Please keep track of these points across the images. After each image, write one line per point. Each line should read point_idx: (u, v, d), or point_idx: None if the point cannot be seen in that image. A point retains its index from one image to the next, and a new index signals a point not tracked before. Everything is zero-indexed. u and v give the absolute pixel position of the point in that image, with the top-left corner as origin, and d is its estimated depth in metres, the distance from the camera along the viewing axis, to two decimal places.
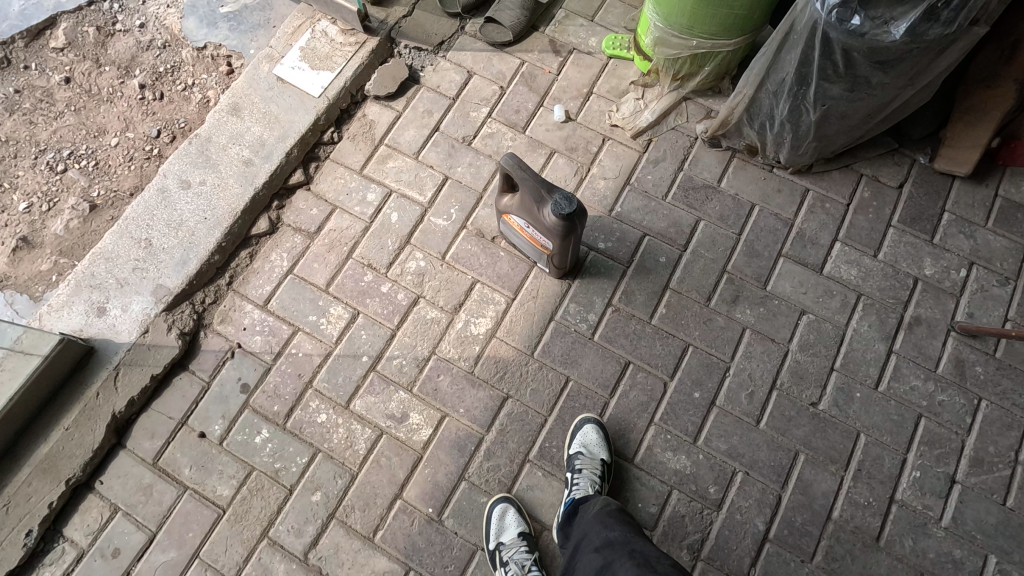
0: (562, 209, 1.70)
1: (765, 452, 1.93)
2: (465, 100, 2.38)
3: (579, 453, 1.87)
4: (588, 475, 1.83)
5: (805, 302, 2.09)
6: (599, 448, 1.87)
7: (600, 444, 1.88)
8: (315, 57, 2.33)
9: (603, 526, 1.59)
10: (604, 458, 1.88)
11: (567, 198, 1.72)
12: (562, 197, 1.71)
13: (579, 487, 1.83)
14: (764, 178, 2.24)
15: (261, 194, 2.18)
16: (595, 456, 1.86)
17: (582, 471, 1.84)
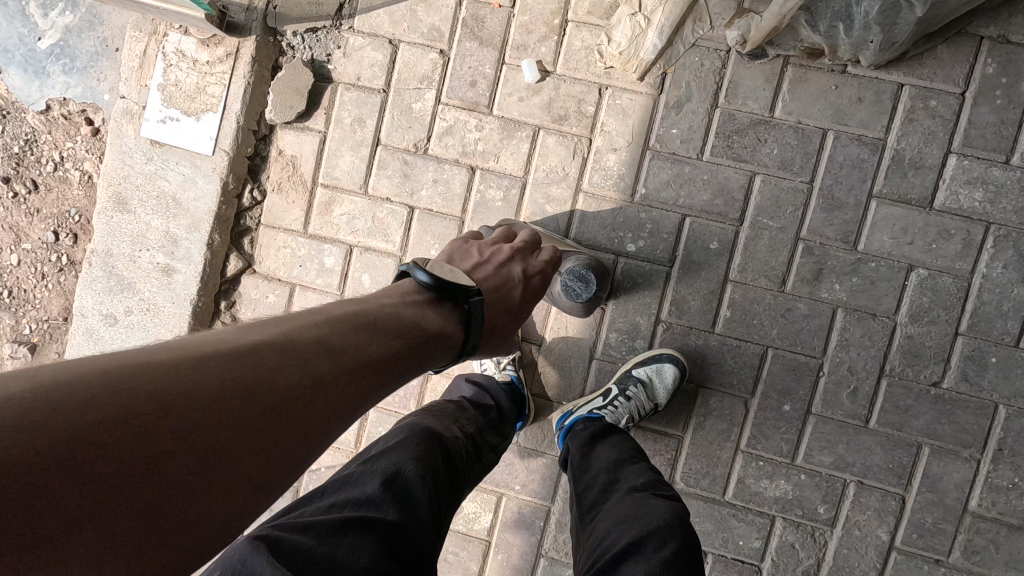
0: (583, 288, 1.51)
1: (880, 455, 1.62)
2: (400, 88, 1.72)
3: (641, 383, 1.59)
4: (632, 408, 1.60)
5: (913, 255, 1.58)
6: (664, 394, 1.60)
7: (669, 390, 1.60)
8: (184, 95, 1.68)
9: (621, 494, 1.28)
10: (660, 402, 1.62)
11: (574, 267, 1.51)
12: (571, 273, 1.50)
13: (615, 410, 1.60)
14: (837, 86, 1.58)
15: (201, 303, 1.75)
16: (653, 396, 1.60)
17: (630, 400, 1.59)
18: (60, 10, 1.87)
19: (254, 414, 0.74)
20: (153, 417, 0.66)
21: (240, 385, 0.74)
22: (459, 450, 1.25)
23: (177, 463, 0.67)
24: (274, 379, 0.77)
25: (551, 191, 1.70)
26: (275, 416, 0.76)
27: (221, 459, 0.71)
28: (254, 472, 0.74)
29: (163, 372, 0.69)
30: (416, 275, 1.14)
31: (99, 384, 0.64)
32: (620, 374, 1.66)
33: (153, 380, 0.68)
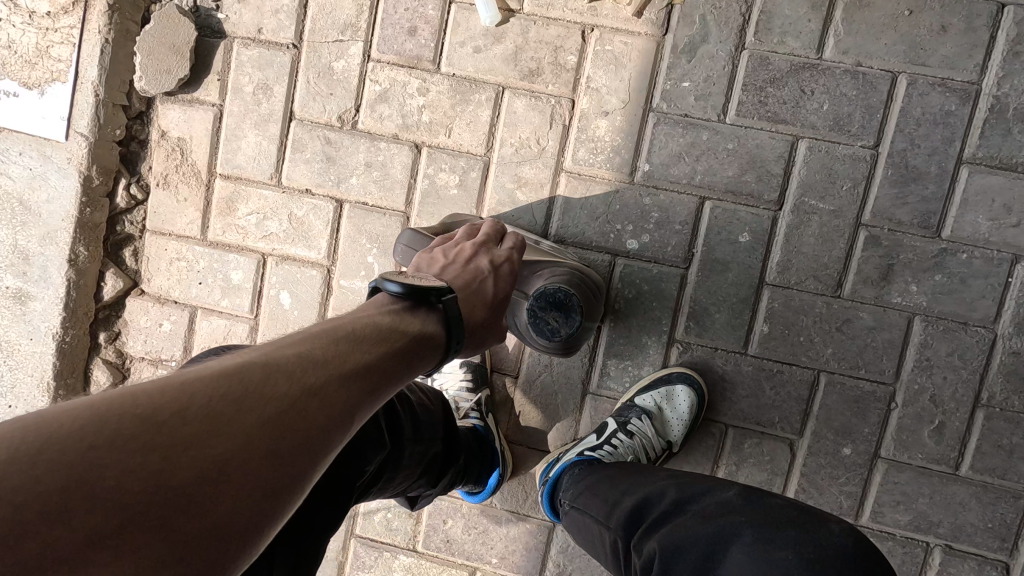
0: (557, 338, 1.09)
1: (976, 511, 1.20)
2: (316, 42, 1.29)
3: (649, 414, 1.22)
4: (637, 447, 1.21)
5: (1019, 242, 1.15)
6: (677, 429, 1.23)
7: (684, 425, 1.23)
8: (25, 64, 1.25)
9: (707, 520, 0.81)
10: (671, 441, 1.24)
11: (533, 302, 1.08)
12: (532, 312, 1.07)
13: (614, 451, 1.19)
14: (909, 12, 1.14)
15: (69, 337, 1.33)
16: (664, 432, 1.23)
17: (634, 437, 1.21)
18: None
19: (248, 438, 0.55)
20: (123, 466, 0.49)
21: (230, 405, 0.56)
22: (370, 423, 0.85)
23: (161, 511, 0.50)
24: (271, 394, 0.59)
25: (522, 172, 1.27)
26: (279, 437, 0.57)
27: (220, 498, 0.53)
28: (271, 493, 0.56)
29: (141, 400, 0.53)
30: (387, 285, 0.82)
31: (82, 427, 0.50)
32: (618, 402, 1.28)
33: (124, 417, 0.51)
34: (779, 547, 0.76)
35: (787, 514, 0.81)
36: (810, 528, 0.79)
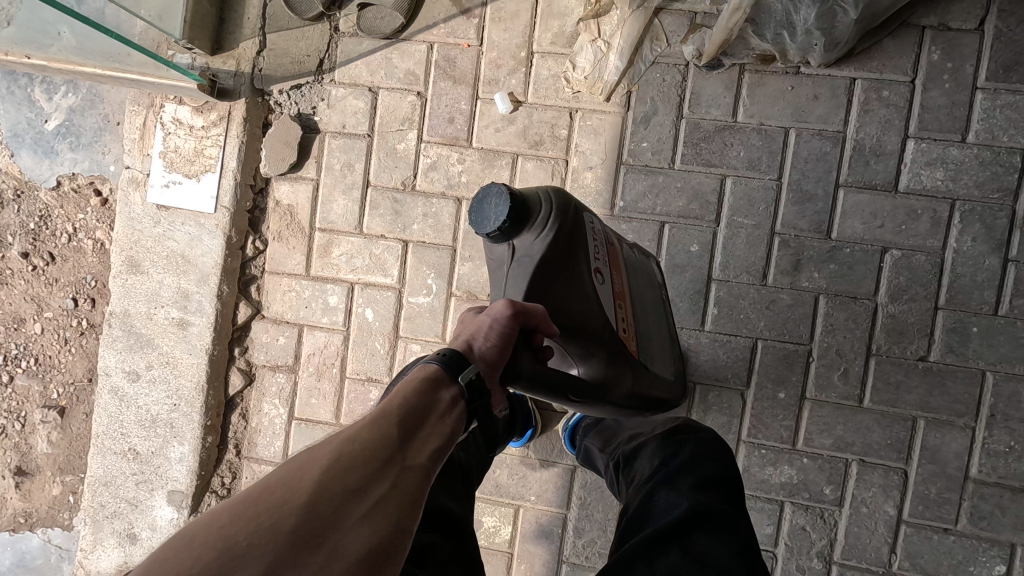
0: (498, 190, 1.04)
1: (879, 433, 1.67)
2: (384, 131, 1.83)
3: None
4: None
5: (885, 237, 1.65)
6: None
7: None
8: (184, 159, 1.80)
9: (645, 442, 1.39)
10: None
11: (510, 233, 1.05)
12: (504, 225, 1.03)
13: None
14: (793, 86, 1.67)
15: (215, 352, 1.84)
16: None
17: None
18: (62, 92, 2.00)
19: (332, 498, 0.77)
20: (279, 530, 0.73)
21: (296, 483, 0.78)
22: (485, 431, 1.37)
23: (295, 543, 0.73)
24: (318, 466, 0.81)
25: None
26: (348, 483, 0.79)
27: (335, 538, 0.75)
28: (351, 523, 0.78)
29: (236, 508, 0.75)
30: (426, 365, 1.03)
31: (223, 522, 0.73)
32: None
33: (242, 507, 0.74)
34: (678, 437, 1.35)
35: (690, 425, 1.39)
36: (695, 429, 1.36)
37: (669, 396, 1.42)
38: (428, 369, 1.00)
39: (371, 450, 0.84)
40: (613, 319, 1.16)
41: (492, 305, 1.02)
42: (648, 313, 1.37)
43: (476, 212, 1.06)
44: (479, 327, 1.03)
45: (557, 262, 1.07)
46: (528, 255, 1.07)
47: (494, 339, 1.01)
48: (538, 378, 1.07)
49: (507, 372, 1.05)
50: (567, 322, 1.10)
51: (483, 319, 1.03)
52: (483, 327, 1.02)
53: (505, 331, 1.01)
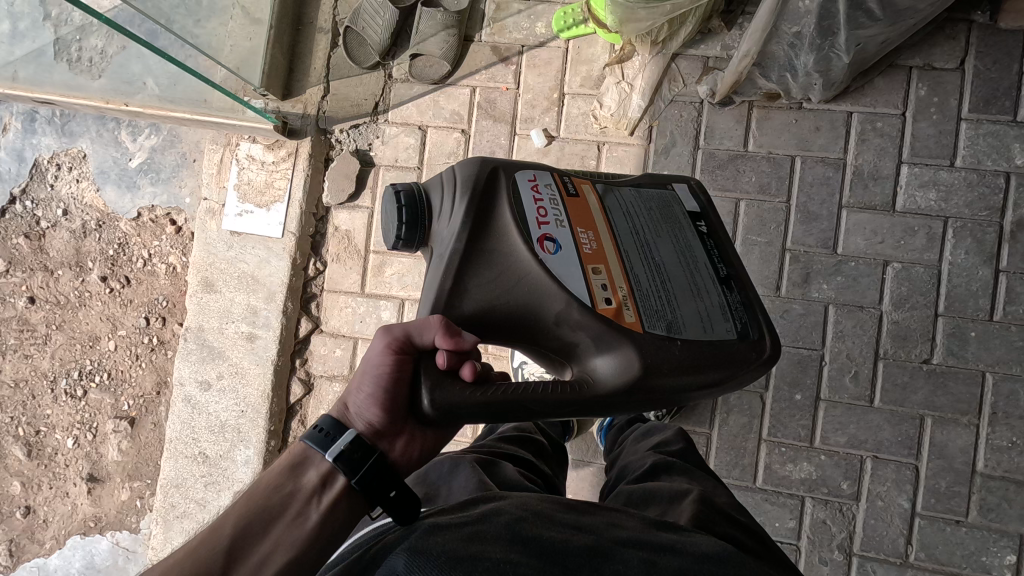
0: (389, 197, 1.12)
1: (889, 431, 1.82)
2: (432, 164, 2.05)
3: None
4: None
5: (886, 252, 1.83)
6: None
7: None
8: (256, 191, 2.04)
9: (628, 439, 1.61)
10: None
11: (411, 227, 1.10)
12: (403, 231, 1.10)
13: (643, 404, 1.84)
14: (797, 120, 1.89)
15: (279, 363, 2.03)
16: None
17: None
18: (145, 134, 2.26)
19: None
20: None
21: None
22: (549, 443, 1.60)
23: None
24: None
25: None
26: None
27: None
28: None
29: None
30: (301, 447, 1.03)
31: None
32: None
33: None
34: (652, 431, 1.55)
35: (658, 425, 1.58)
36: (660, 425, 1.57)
37: (731, 365, 1.04)
38: (300, 448, 1.00)
39: (197, 572, 0.89)
40: (586, 293, 1.02)
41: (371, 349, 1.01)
42: (669, 255, 1.12)
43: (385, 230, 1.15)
44: (356, 379, 1.02)
45: (477, 250, 1.05)
46: (438, 247, 1.06)
47: (368, 391, 0.99)
48: (461, 404, 0.96)
49: (413, 407, 1.00)
50: (512, 305, 1.04)
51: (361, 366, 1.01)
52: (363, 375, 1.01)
53: (384, 366, 0.98)
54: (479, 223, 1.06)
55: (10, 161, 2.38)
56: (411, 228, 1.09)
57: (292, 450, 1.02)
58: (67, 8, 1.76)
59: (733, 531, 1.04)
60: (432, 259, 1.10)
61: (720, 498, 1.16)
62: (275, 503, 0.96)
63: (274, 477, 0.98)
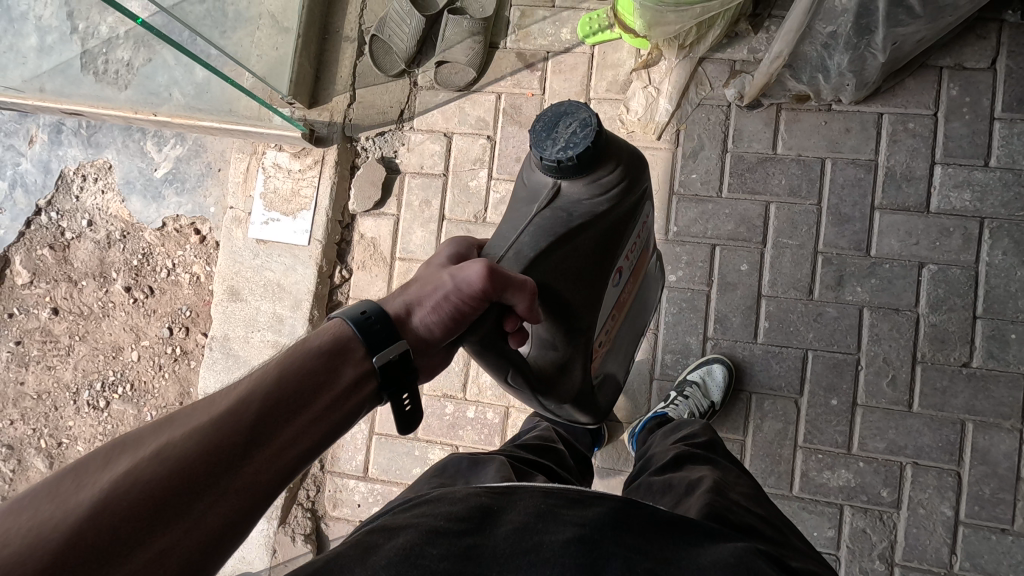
0: (583, 122, 1.07)
1: (929, 436, 1.77)
2: (458, 170, 2.05)
3: (695, 382, 1.80)
4: (692, 402, 1.74)
5: (921, 253, 1.81)
6: (715, 391, 1.80)
7: (720, 388, 1.80)
8: (282, 199, 2.04)
9: (648, 439, 1.62)
10: (716, 401, 1.79)
11: (563, 174, 1.08)
12: (564, 159, 1.05)
13: (677, 408, 1.75)
14: (826, 121, 1.88)
15: None
16: (708, 394, 1.78)
17: (688, 396, 1.76)
18: (171, 144, 2.27)
19: (123, 514, 0.63)
20: (48, 553, 0.59)
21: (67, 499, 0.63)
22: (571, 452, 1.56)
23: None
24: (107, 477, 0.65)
25: None
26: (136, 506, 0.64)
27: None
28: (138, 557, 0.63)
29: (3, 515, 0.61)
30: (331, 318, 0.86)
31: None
32: (678, 381, 1.86)
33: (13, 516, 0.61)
34: (672, 427, 1.56)
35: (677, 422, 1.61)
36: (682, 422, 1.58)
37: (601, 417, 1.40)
38: (341, 328, 0.83)
39: (200, 452, 0.69)
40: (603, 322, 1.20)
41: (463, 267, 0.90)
42: (629, 328, 1.45)
43: (548, 124, 1.10)
44: (434, 291, 0.90)
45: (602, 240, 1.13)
46: (569, 205, 1.09)
47: (437, 312, 0.89)
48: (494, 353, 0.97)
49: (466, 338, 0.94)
50: (577, 291, 1.09)
51: (445, 282, 0.89)
52: (439, 289, 0.89)
53: (469, 302, 0.89)
54: (617, 212, 1.14)
55: (36, 173, 2.39)
56: (564, 173, 1.07)
57: (325, 327, 0.84)
58: (95, 21, 1.78)
59: (748, 521, 1.03)
60: (546, 196, 1.10)
61: (739, 489, 1.16)
62: (296, 389, 0.77)
63: (301, 356, 0.80)
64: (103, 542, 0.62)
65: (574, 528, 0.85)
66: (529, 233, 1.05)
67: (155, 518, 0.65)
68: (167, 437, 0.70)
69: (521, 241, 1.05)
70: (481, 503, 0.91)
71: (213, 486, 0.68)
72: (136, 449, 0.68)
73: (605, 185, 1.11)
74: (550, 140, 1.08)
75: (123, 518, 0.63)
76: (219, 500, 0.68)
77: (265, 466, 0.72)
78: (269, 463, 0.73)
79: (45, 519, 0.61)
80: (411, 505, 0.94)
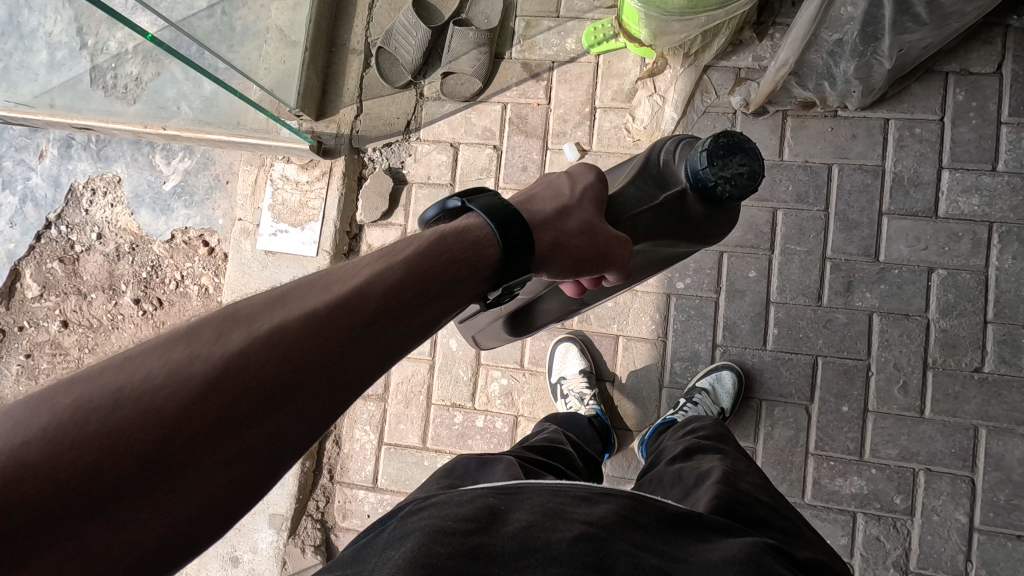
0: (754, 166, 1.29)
1: (942, 442, 1.76)
2: (465, 180, 2.06)
3: (705, 389, 1.79)
4: (702, 409, 1.74)
5: (930, 258, 1.80)
6: (726, 398, 1.79)
7: (729, 394, 1.79)
8: (290, 211, 2.05)
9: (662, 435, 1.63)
10: (726, 408, 1.78)
11: (702, 189, 1.30)
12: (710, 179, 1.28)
13: (686, 413, 1.75)
14: (832, 128, 1.88)
15: None
16: (718, 401, 1.78)
17: (698, 403, 1.75)
18: (179, 157, 2.29)
19: (230, 391, 0.67)
20: (162, 416, 0.63)
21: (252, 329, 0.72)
22: (580, 454, 1.55)
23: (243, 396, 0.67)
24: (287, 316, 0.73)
25: None
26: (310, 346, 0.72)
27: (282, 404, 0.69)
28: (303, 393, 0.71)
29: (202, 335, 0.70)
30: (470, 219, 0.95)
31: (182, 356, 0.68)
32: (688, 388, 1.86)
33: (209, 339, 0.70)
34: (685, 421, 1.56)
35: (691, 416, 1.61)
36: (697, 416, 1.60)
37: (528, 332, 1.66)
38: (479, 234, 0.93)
39: (301, 343, 0.71)
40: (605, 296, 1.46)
41: (623, 238, 1.16)
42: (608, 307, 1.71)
43: (728, 147, 1.28)
44: (585, 242, 1.12)
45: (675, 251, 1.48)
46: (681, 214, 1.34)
47: (582, 259, 1.11)
48: None
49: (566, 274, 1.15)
50: None
51: (603, 241, 1.14)
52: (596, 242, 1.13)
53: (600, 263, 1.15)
54: (704, 241, 1.42)
55: (46, 187, 2.41)
56: (701, 189, 1.30)
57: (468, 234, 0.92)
58: (104, 38, 1.79)
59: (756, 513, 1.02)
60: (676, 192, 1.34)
61: (750, 480, 1.14)
62: (395, 297, 0.80)
63: (404, 267, 0.84)
64: (210, 416, 0.65)
65: (580, 525, 0.85)
66: (656, 210, 1.32)
67: (258, 399, 0.68)
68: (273, 321, 0.72)
69: (643, 215, 1.31)
70: (489, 504, 0.91)
71: (309, 379, 0.71)
72: (247, 326, 0.71)
73: (719, 219, 1.38)
74: (722, 161, 1.27)
75: (229, 395, 0.66)
76: (316, 390, 0.72)
77: (361, 366, 0.75)
78: (362, 363, 0.75)
79: (160, 384, 0.65)
80: (420, 506, 0.94)
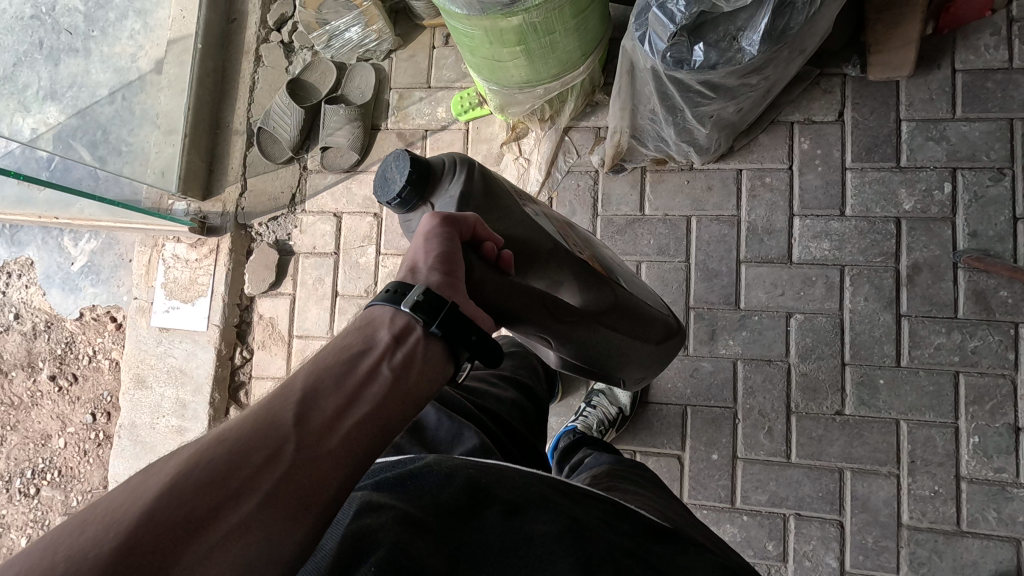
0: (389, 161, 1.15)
1: (809, 486, 1.78)
2: (348, 248, 2.11)
3: (599, 392, 1.88)
4: (600, 412, 1.83)
5: (787, 303, 1.84)
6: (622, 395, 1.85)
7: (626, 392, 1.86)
8: (181, 288, 2.15)
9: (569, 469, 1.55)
10: (625, 406, 1.85)
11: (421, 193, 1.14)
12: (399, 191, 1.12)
13: (586, 418, 1.83)
14: (689, 181, 1.94)
15: None
16: (616, 401, 1.85)
17: (596, 407, 1.85)
18: (86, 239, 2.39)
19: (188, 499, 0.60)
20: (120, 535, 0.56)
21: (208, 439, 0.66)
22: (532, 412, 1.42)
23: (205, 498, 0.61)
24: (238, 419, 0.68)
25: None
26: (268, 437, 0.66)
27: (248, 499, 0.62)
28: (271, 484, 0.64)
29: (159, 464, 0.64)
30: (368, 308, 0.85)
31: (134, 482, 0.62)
32: (588, 393, 1.94)
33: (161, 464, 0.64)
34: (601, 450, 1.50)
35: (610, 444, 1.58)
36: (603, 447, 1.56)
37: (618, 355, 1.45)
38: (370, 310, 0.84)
39: (261, 439, 0.65)
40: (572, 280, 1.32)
41: (416, 233, 0.96)
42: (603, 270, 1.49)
43: (380, 183, 1.15)
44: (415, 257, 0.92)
45: (485, 190, 1.20)
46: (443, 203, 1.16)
47: (443, 260, 0.91)
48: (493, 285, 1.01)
49: (459, 268, 0.93)
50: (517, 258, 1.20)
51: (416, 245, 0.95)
52: (421, 248, 0.93)
53: (442, 241, 0.93)
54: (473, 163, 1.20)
55: None
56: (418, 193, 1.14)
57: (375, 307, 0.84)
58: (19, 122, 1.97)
59: (701, 538, 0.96)
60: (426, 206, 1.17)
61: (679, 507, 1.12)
62: (355, 381, 0.74)
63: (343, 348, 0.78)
64: (171, 529, 0.58)
65: (561, 521, 0.76)
66: None
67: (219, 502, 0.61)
68: (233, 422, 0.67)
69: None
70: (473, 482, 0.79)
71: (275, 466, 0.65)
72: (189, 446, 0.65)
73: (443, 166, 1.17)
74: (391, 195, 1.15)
75: (189, 503, 0.60)
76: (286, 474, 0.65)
77: (333, 447, 0.68)
78: (333, 448, 0.68)
79: (117, 504, 0.58)
80: (398, 479, 0.79)
